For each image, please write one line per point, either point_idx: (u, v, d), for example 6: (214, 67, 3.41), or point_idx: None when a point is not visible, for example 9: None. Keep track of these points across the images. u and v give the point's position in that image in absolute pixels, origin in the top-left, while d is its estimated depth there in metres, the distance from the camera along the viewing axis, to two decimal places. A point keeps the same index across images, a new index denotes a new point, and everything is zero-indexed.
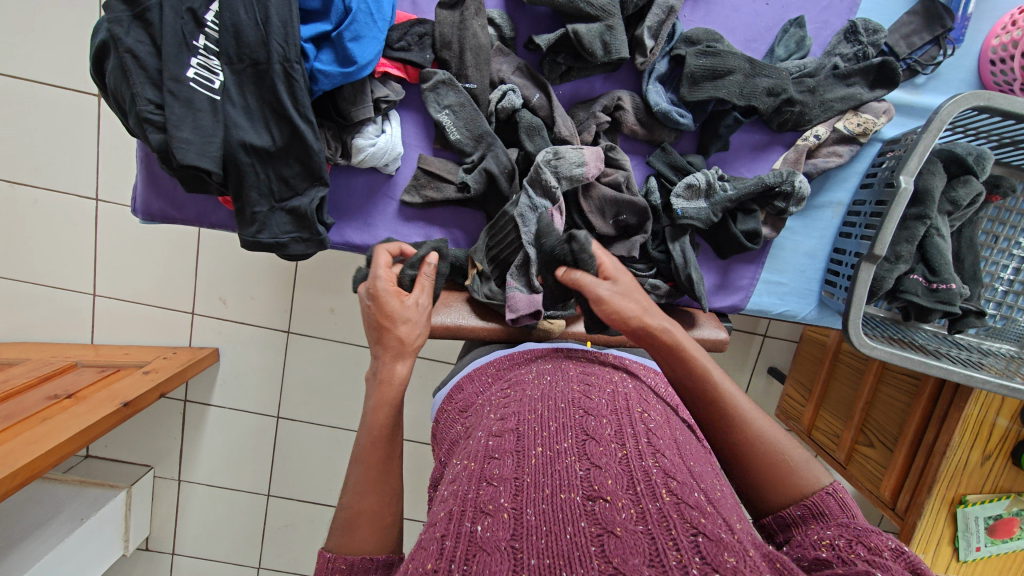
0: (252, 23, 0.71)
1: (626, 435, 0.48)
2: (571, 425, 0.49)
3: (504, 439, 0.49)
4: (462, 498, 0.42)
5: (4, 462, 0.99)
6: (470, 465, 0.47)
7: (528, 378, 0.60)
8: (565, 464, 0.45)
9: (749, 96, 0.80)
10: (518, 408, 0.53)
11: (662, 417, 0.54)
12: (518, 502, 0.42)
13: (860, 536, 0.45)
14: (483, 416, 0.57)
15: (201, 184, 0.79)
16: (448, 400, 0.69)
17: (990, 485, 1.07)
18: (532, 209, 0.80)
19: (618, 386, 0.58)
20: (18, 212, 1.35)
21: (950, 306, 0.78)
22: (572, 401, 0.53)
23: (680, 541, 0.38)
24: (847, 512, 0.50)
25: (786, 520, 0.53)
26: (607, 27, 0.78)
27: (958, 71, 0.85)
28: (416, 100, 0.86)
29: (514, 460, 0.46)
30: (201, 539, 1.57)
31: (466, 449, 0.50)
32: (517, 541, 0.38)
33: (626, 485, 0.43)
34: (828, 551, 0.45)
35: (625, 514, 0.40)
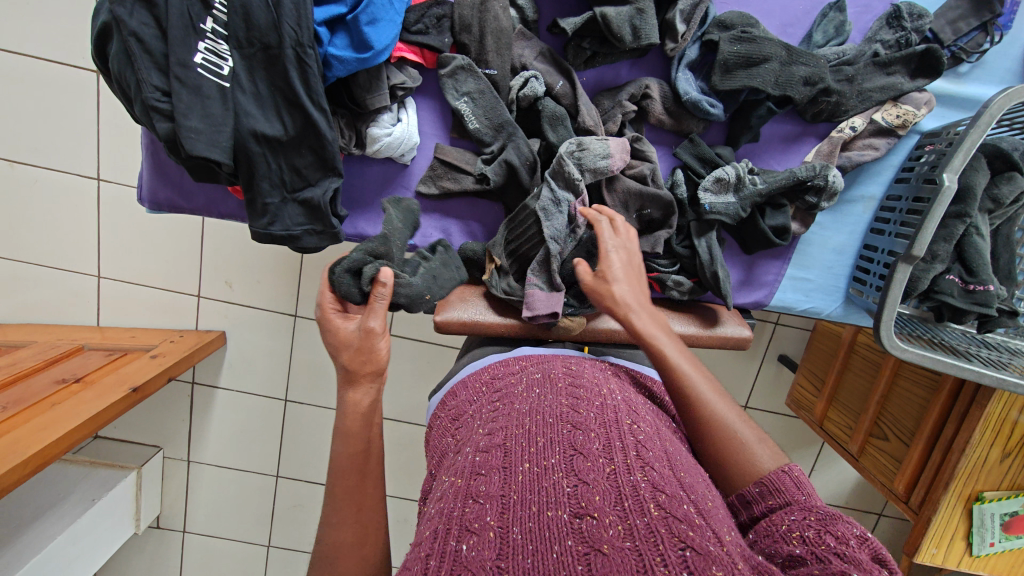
0: (262, 4, 0.67)
1: (614, 448, 0.47)
2: (559, 439, 0.47)
3: (490, 455, 0.47)
4: (447, 515, 0.42)
5: (14, 451, 0.98)
6: (456, 482, 0.46)
7: (516, 392, 0.57)
8: (552, 480, 0.44)
9: (785, 85, 0.76)
10: (507, 423, 0.51)
11: (652, 428, 0.53)
12: (504, 520, 0.41)
13: (826, 522, 0.45)
14: (473, 429, 0.55)
15: (210, 174, 0.76)
16: (442, 405, 0.68)
17: (1007, 482, 1.07)
18: (555, 203, 0.78)
19: (607, 399, 0.55)
20: (19, 192, 1.32)
21: (987, 308, 0.76)
22: (560, 415, 0.51)
23: (668, 557, 0.37)
24: (804, 488, 0.50)
25: (747, 498, 0.52)
26: (637, 10, 0.73)
27: (1005, 59, 0.80)
28: (433, 86, 0.82)
29: (501, 476, 0.45)
30: (211, 517, 1.58)
31: (454, 465, 0.49)
32: (504, 560, 0.37)
33: (614, 501, 0.42)
34: (800, 547, 0.44)
35: (612, 532, 0.39)
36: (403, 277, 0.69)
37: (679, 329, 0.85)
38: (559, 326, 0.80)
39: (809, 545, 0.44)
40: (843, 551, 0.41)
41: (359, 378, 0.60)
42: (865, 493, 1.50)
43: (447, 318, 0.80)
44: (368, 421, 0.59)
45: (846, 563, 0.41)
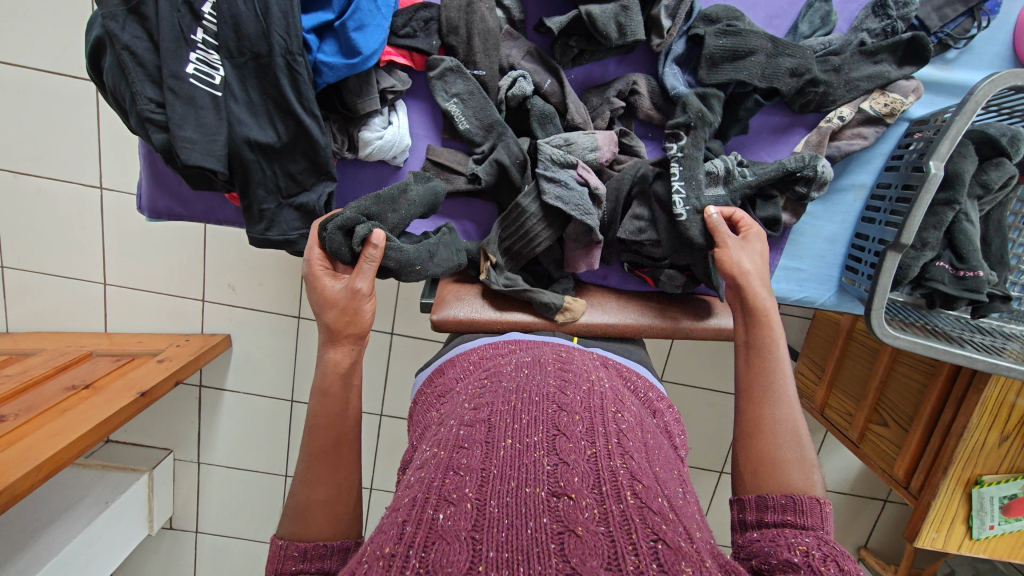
0: (252, 15, 0.68)
1: (597, 433, 0.49)
2: (544, 420, 0.50)
3: (474, 429, 0.49)
4: (428, 485, 0.43)
5: (27, 456, 1.01)
6: (439, 454, 0.47)
7: (505, 370, 0.60)
8: (533, 458, 0.46)
9: (771, 78, 0.77)
10: (492, 399, 0.54)
11: (635, 418, 0.55)
12: (483, 493, 0.42)
13: (836, 554, 0.46)
14: (458, 404, 0.57)
15: (207, 182, 0.77)
16: (429, 382, 0.71)
17: (1006, 466, 1.08)
18: (569, 187, 0.78)
19: (595, 384, 0.58)
20: (24, 202, 1.34)
21: (978, 295, 0.77)
22: (547, 395, 0.53)
23: (639, 546, 0.39)
24: (825, 525, 0.51)
25: (766, 504, 0.54)
26: (622, 7, 0.74)
27: (993, 45, 0.80)
28: (423, 89, 0.83)
29: (483, 450, 0.47)
30: (223, 517, 1.61)
31: (436, 437, 0.51)
32: (479, 531, 0.39)
33: (592, 484, 0.44)
34: (800, 557, 0.45)
35: (588, 514, 0.41)
36: (395, 241, 0.69)
37: (670, 322, 0.86)
38: (563, 317, 0.82)
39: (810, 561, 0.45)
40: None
41: (341, 338, 0.64)
42: (868, 480, 1.50)
43: (444, 317, 0.81)
44: (345, 381, 0.63)
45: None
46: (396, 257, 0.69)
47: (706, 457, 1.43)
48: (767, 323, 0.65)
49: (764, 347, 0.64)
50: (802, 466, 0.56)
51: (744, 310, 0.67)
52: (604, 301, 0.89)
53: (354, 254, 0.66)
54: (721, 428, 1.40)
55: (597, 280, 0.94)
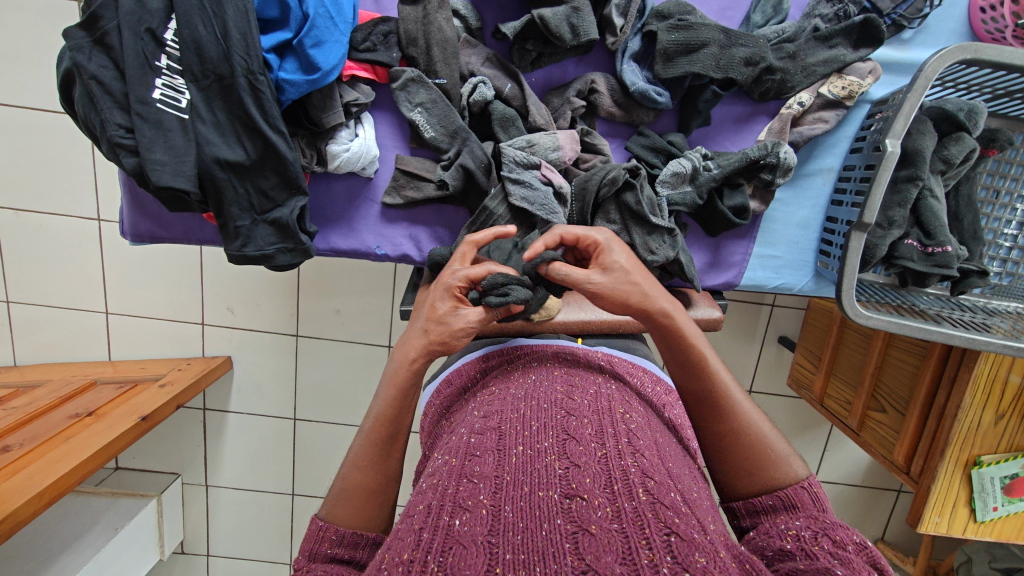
0: (212, 38, 0.70)
1: (606, 435, 0.51)
2: (553, 425, 0.52)
3: (485, 437, 0.52)
4: (442, 493, 0.45)
5: (32, 483, 1.03)
6: (450, 461, 0.50)
7: (512, 379, 0.63)
8: (545, 462, 0.48)
9: (726, 68, 0.78)
10: (501, 407, 0.57)
11: (643, 418, 0.58)
12: (497, 499, 0.44)
13: (826, 529, 0.48)
14: (467, 414, 0.60)
15: (182, 204, 0.80)
16: (436, 394, 0.75)
17: (1004, 445, 1.06)
18: (533, 188, 0.80)
19: (601, 388, 0.61)
20: (25, 238, 1.38)
21: (948, 269, 0.76)
22: (555, 401, 0.56)
23: (653, 541, 0.40)
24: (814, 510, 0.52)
25: (755, 508, 0.56)
26: (573, 9, 0.76)
27: (948, 22, 0.81)
28: (389, 101, 0.85)
29: (494, 457, 0.49)
30: (233, 539, 1.62)
31: (448, 445, 0.53)
32: (494, 536, 0.41)
33: (603, 484, 0.46)
34: (793, 544, 0.48)
35: (601, 513, 0.43)
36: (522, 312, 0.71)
37: None
38: (538, 315, 0.81)
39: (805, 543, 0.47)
40: (836, 551, 0.45)
41: None
42: (878, 470, 1.48)
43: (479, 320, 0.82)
44: None
45: (835, 562, 0.44)
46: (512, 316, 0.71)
47: None
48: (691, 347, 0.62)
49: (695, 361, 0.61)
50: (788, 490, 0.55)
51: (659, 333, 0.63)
52: (583, 299, 0.89)
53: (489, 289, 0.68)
54: None
55: None
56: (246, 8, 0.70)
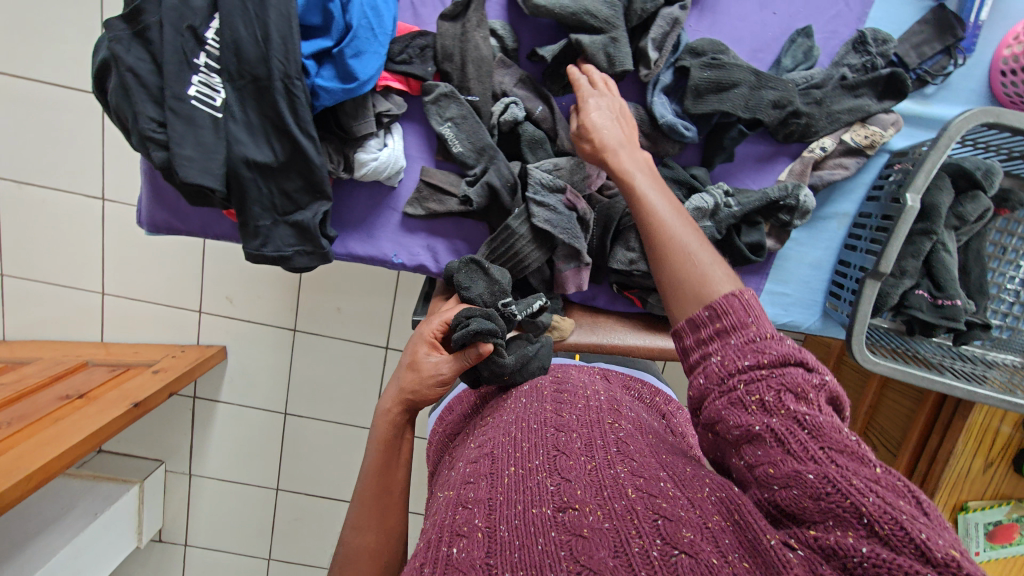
0: (252, 39, 0.70)
1: (594, 447, 0.54)
2: (542, 443, 0.55)
3: (478, 465, 0.55)
4: (440, 526, 0.47)
5: (18, 466, 1.01)
6: (450, 494, 0.52)
7: (505, 405, 0.66)
8: (536, 480, 0.50)
9: (755, 109, 0.79)
10: (494, 434, 0.59)
11: (633, 424, 0.60)
12: (491, 521, 0.46)
13: (781, 372, 0.46)
14: (464, 449, 0.62)
15: (204, 199, 0.79)
16: (440, 423, 0.80)
17: (991, 491, 1.09)
18: (556, 210, 0.81)
19: (590, 400, 0.64)
20: (27, 212, 1.36)
21: (955, 322, 0.78)
22: (544, 420, 0.59)
23: (642, 528, 0.43)
24: (749, 323, 0.49)
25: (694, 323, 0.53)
26: (610, 39, 0.77)
27: (969, 81, 0.83)
28: (418, 113, 0.86)
29: (487, 481, 0.52)
30: (212, 531, 1.61)
31: (449, 480, 0.56)
32: (493, 558, 0.42)
33: (594, 493, 0.48)
34: (761, 419, 0.44)
35: (592, 518, 0.45)
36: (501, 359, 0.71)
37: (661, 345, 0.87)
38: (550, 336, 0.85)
39: (770, 415, 0.45)
40: (802, 416, 0.43)
41: None
42: None
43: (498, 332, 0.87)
44: None
45: (802, 434, 0.43)
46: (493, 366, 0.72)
47: None
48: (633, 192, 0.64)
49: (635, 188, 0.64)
50: None
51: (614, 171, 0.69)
52: (593, 324, 0.91)
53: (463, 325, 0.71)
54: None
55: (587, 301, 0.94)
56: (289, 13, 0.70)
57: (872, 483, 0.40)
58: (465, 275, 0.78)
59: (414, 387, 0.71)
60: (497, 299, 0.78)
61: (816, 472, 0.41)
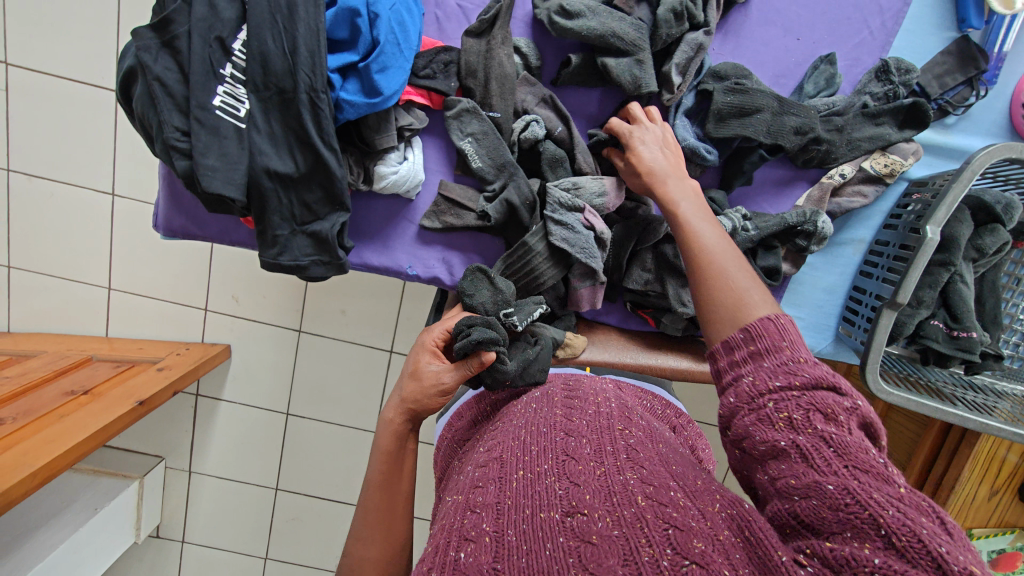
0: (279, 52, 0.70)
1: (604, 453, 0.53)
2: (552, 447, 0.54)
3: (488, 468, 0.54)
4: (449, 530, 0.47)
5: (24, 462, 1.01)
6: (458, 499, 0.51)
7: (515, 409, 0.65)
8: (544, 484, 0.50)
9: (776, 134, 0.79)
10: (503, 439, 0.58)
11: (643, 433, 0.59)
12: (499, 525, 0.46)
13: (812, 396, 0.44)
14: (473, 454, 0.61)
15: (224, 207, 0.79)
16: (449, 427, 0.78)
17: (995, 519, 1.10)
18: (572, 230, 0.81)
19: (601, 406, 0.62)
20: (38, 205, 1.36)
21: (971, 354, 0.78)
22: (554, 424, 0.58)
23: (652, 537, 0.42)
24: (783, 350, 0.48)
25: (732, 345, 0.52)
26: (637, 61, 0.77)
27: (990, 113, 0.84)
28: (439, 127, 0.86)
29: (496, 486, 0.51)
30: (209, 528, 1.60)
31: (458, 483, 0.55)
32: (499, 562, 0.42)
33: (603, 497, 0.47)
34: (786, 435, 0.44)
35: (601, 524, 0.45)
36: (503, 366, 0.72)
37: (671, 365, 0.87)
38: (563, 353, 0.85)
39: (797, 432, 0.43)
40: (830, 434, 0.42)
41: None
42: None
43: None
44: None
45: (829, 450, 0.42)
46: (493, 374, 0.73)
47: None
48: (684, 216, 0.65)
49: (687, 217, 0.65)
50: None
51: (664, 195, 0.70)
52: (606, 341, 0.91)
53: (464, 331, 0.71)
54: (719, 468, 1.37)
55: (600, 318, 0.94)
56: (317, 28, 0.70)
57: (894, 499, 0.38)
58: (469, 282, 0.79)
59: (415, 397, 0.71)
60: (499, 308, 0.78)
61: (835, 483, 0.40)
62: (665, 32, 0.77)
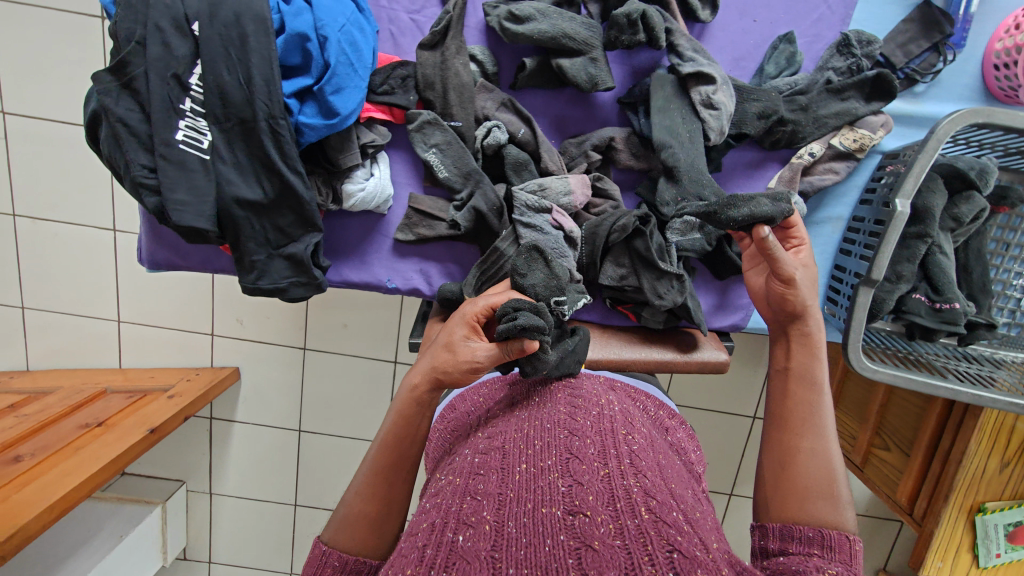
0: (236, 84, 0.72)
1: (608, 455, 0.53)
2: (556, 444, 0.55)
3: (489, 457, 0.55)
4: (446, 511, 0.48)
5: (42, 495, 1.05)
6: (455, 481, 0.52)
7: (520, 403, 0.66)
8: (548, 479, 0.50)
9: (740, 124, 0.80)
10: (506, 430, 0.59)
11: (645, 440, 0.59)
12: (500, 515, 0.47)
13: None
14: (473, 438, 0.62)
15: (200, 238, 0.81)
16: (440, 419, 0.76)
17: (1009, 492, 1.06)
18: (542, 231, 0.82)
19: (604, 409, 0.63)
20: (41, 246, 1.40)
21: (955, 327, 0.76)
22: (558, 422, 0.59)
23: (655, 558, 0.43)
24: (853, 563, 0.51)
25: (791, 535, 0.54)
26: (590, 59, 0.78)
27: (961, 77, 0.81)
28: (404, 140, 0.87)
29: (498, 475, 0.52)
30: (234, 547, 1.64)
31: (453, 465, 0.56)
32: (498, 551, 0.43)
33: (606, 502, 0.48)
34: None
35: (604, 529, 0.45)
36: (546, 356, 0.66)
37: (655, 357, 0.86)
38: None
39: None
40: None
41: None
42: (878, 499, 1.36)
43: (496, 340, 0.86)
44: None
45: None
46: (532, 365, 0.66)
47: (714, 481, 1.38)
48: (814, 390, 0.62)
49: (806, 378, 0.63)
50: (829, 501, 0.56)
51: (788, 338, 0.66)
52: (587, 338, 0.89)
53: (519, 313, 0.63)
54: (728, 453, 1.36)
55: (580, 316, 0.93)
56: (270, 57, 0.71)
57: None
58: (525, 261, 0.70)
59: (446, 368, 0.66)
60: (551, 294, 0.70)
61: None
62: (620, 39, 0.78)
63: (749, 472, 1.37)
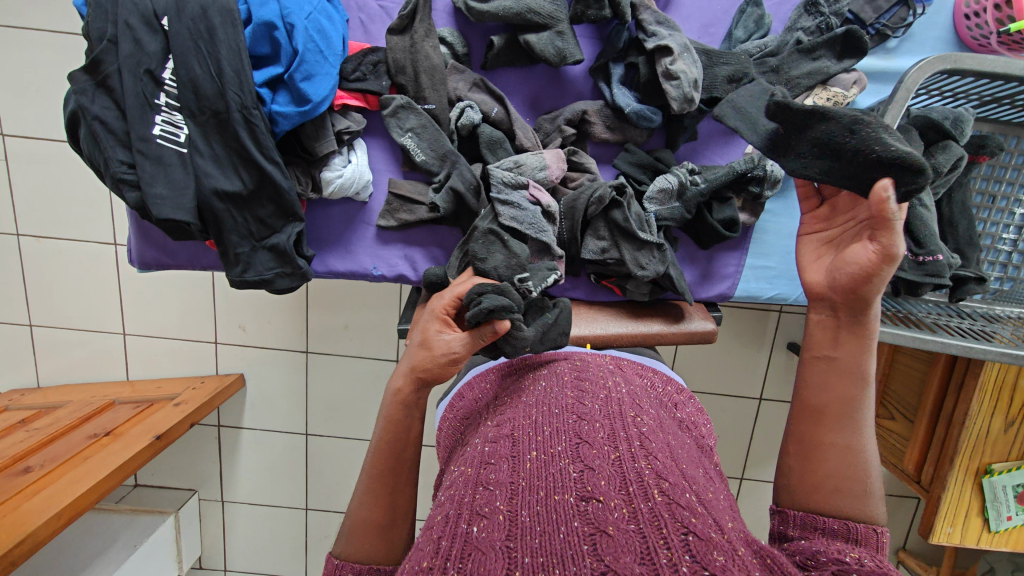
0: (207, 76, 0.73)
1: (618, 438, 0.51)
2: (565, 429, 0.52)
3: (499, 445, 0.52)
4: (459, 501, 0.46)
5: (50, 503, 1.06)
6: (467, 471, 0.50)
7: (525, 388, 0.62)
8: (559, 466, 0.48)
9: (710, 87, 0.80)
10: (514, 416, 0.57)
11: (656, 421, 0.56)
12: (513, 504, 0.45)
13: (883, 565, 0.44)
14: (482, 426, 0.60)
15: (185, 233, 0.82)
16: (449, 408, 0.72)
17: (1016, 452, 1.04)
18: (521, 208, 0.81)
19: (611, 391, 0.59)
20: (43, 263, 1.42)
21: (940, 278, 0.75)
22: (566, 407, 0.56)
23: (670, 540, 0.41)
24: (879, 553, 0.50)
25: (814, 525, 0.52)
26: (556, 33, 0.79)
27: (933, 29, 0.81)
28: (380, 127, 0.88)
29: (509, 463, 0.49)
30: (250, 553, 1.65)
31: (464, 455, 0.54)
32: (512, 540, 0.41)
33: (618, 486, 0.45)
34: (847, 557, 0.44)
35: (618, 514, 0.43)
36: (521, 331, 0.67)
37: (647, 331, 0.84)
38: None
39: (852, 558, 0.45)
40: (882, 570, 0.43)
41: None
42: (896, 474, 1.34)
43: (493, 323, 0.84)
44: None
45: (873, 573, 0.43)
46: (512, 342, 0.67)
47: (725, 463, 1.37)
48: (859, 382, 0.55)
49: (855, 373, 0.55)
50: (858, 499, 0.52)
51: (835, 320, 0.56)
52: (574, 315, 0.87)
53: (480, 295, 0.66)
54: (737, 434, 1.34)
55: (568, 294, 0.92)
56: (239, 48, 0.73)
57: None
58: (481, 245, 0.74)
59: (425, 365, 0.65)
60: (513, 273, 0.74)
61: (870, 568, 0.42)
62: (586, 13, 0.79)
63: (760, 453, 1.35)
